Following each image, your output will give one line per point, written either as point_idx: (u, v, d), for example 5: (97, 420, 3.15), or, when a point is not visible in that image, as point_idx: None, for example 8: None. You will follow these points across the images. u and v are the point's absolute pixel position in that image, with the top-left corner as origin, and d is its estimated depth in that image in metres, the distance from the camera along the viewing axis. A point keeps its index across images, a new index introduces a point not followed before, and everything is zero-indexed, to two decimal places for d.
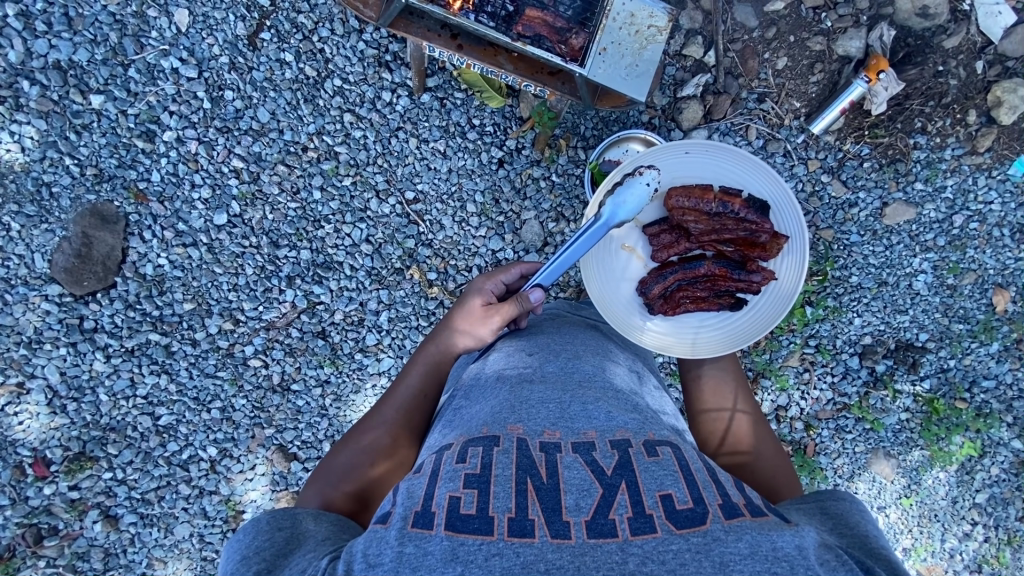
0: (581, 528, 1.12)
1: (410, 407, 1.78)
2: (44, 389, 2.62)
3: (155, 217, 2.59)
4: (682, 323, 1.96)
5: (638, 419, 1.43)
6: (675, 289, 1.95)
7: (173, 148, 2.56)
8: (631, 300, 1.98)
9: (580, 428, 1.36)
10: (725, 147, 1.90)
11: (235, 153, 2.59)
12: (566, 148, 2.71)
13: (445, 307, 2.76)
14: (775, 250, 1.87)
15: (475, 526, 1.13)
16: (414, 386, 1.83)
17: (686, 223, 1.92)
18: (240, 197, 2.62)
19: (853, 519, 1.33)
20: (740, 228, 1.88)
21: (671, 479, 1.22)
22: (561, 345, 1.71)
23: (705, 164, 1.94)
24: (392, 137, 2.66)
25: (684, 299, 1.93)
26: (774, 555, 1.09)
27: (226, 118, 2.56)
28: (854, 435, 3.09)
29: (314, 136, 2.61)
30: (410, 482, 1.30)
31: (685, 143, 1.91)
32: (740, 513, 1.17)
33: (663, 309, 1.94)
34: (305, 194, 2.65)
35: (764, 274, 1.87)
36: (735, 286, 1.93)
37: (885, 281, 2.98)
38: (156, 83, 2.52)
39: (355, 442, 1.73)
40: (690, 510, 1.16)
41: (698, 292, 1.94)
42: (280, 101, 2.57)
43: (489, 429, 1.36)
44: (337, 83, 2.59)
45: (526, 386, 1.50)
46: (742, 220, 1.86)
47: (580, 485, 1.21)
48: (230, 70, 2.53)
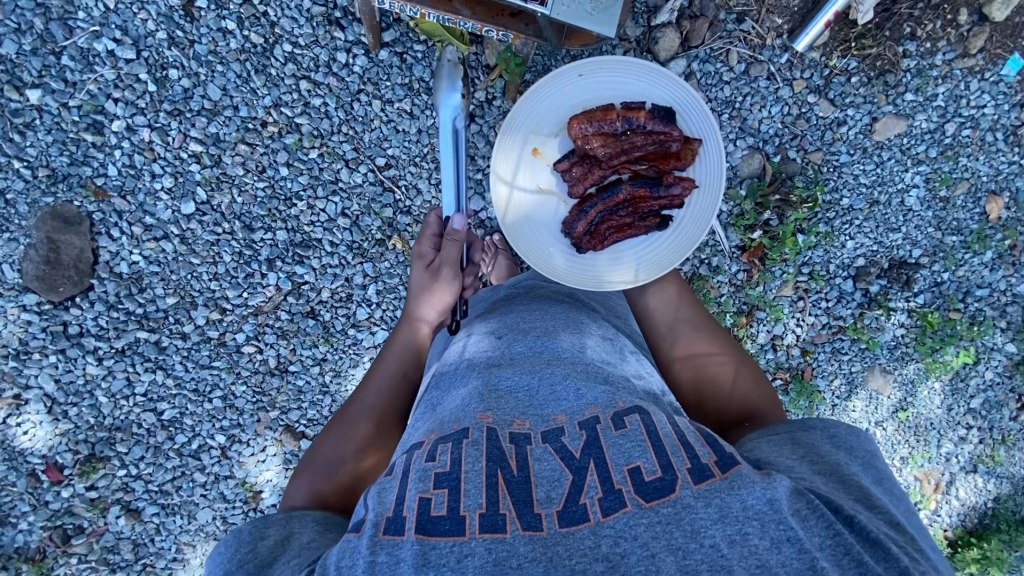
0: (553, 519, 1.19)
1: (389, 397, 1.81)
2: (41, 398, 2.61)
3: (120, 214, 2.47)
4: (613, 250, 2.12)
5: (608, 389, 1.45)
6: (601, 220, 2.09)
7: (124, 139, 2.40)
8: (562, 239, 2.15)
9: (549, 414, 1.39)
10: (616, 60, 2.01)
11: (191, 137, 2.44)
12: None
13: None
14: (688, 156, 2.03)
15: (447, 528, 1.19)
16: (392, 369, 1.87)
17: (595, 149, 2.06)
18: (204, 183, 2.50)
19: (824, 449, 1.38)
20: (649, 140, 2.01)
21: (639, 451, 1.27)
22: (531, 322, 1.69)
23: (602, 88, 2.08)
24: (354, 102, 2.51)
25: (609, 228, 2.08)
26: (744, 515, 1.15)
27: (174, 99, 2.39)
28: (850, 355, 3.12)
29: (272, 109, 2.47)
30: (381, 486, 1.34)
31: (578, 67, 2.04)
32: (708, 476, 1.22)
33: (592, 244, 2.09)
34: (272, 171, 2.53)
35: (680, 181, 2.02)
36: (657, 202, 2.05)
37: (877, 200, 2.91)
38: (94, 69, 2.33)
39: (343, 430, 1.77)
40: (659, 480, 1.22)
41: (621, 218, 2.08)
42: (230, 75, 2.40)
43: (457, 422, 1.37)
44: (287, 48, 2.41)
45: (493, 373, 1.50)
46: (650, 133, 2.00)
47: (551, 475, 1.26)
48: (170, 46, 2.34)
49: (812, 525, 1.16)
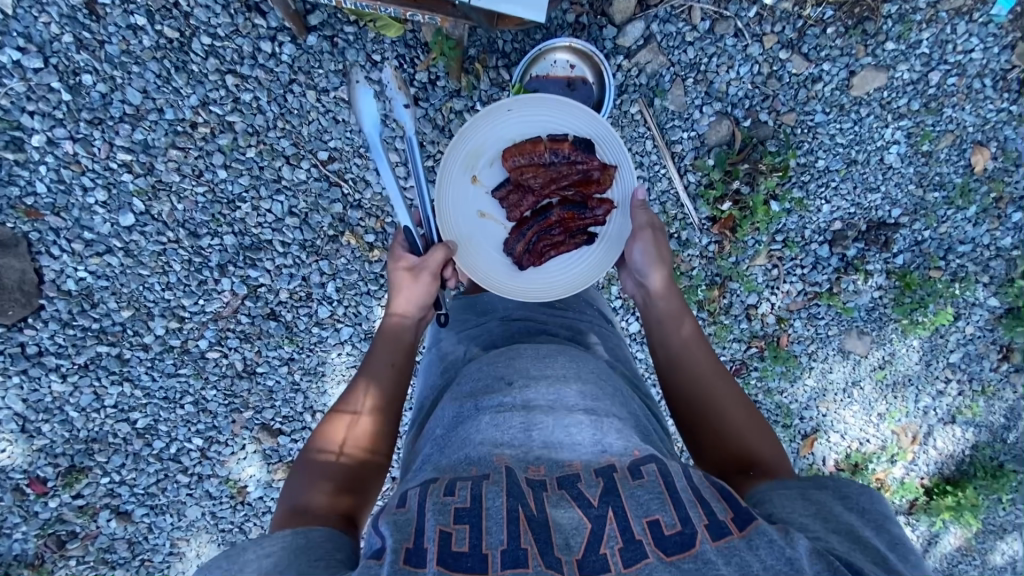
0: (572, 567, 1.16)
1: (386, 385, 1.77)
2: (13, 418, 2.63)
3: (57, 231, 2.38)
4: (551, 270, 2.11)
5: (622, 437, 1.41)
6: (536, 242, 2.09)
7: (47, 153, 2.27)
8: (503, 262, 2.10)
9: (565, 459, 1.34)
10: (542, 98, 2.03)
11: (117, 145, 2.30)
12: (485, 71, 2.39)
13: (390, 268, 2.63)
14: (609, 182, 2.06)
15: (469, 565, 1.16)
16: (385, 369, 1.79)
17: (527, 178, 2.07)
18: (139, 192, 2.37)
19: (837, 509, 1.33)
20: (574, 170, 2.06)
21: (658, 502, 1.24)
22: (547, 356, 1.62)
23: (530, 119, 2.08)
24: (286, 94, 2.34)
25: (546, 248, 2.09)
26: (763, 574, 1.13)
27: (93, 107, 2.24)
28: (827, 320, 3.06)
29: (200, 109, 2.30)
30: (397, 513, 1.28)
31: (506, 101, 2.02)
32: (727, 532, 1.20)
33: (531, 262, 2.09)
34: (210, 174, 2.40)
35: (605, 206, 2.05)
36: (585, 223, 2.08)
37: (855, 159, 2.75)
38: (2, 82, 2.18)
39: (339, 437, 1.68)
40: (678, 534, 1.19)
41: (554, 240, 2.09)
42: (149, 76, 2.23)
43: (476, 460, 1.35)
44: (206, 41, 2.22)
45: (506, 411, 1.45)
46: (573, 162, 2.04)
47: (568, 522, 1.23)
48: (79, 50, 2.17)
49: None
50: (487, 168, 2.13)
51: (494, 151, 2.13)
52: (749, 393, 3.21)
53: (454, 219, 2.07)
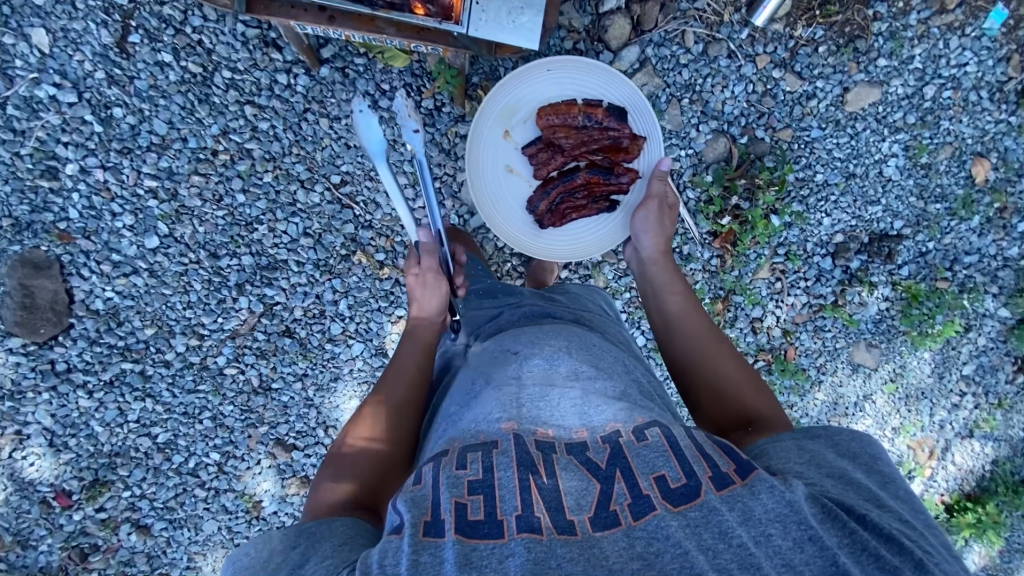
0: (585, 524, 1.20)
1: (412, 380, 1.85)
2: (41, 432, 2.75)
3: (87, 254, 2.52)
4: (569, 225, 2.45)
5: (626, 404, 1.49)
6: (559, 200, 2.36)
7: (80, 182, 2.42)
8: (528, 215, 2.44)
9: (571, 426, 1.41)
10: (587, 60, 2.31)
11: (144, 173, 2.45)
12: (487, 97, 2.52)
13: (400, 285, 2.74)
14: (635, 152, 2.32)
15: (485, 532, 1.19)
16: (410, 366, 1.88)
17: (559, 138, 2.33)
18: (164, 217, 2.52)
19: (828, 456, 1.37)
20: (604, 135, 2.31)
21: (663, 459, 1.29)
22: (554, 334, 1.70)
23: (567, 83, 2.34)
24: (301, 122, 2.48)
25: (567, 210, 2.37)
26: (769, 517, 1.17)
27: (123, 137, 2.39)
28: (833, 332, 3.06)
29: (221, 138, 2.45)
30: (413, 490, 1.32)
31: (547, 62, 2.30)
32: (730, 482, 1.25)
33: (552, 220, 2.41)
34: (229, 199, 2.54)
35: (630, 173, 2.30)
36: (608, 189, 2.34)
37: (853, 173, 2.79)
38: (39, 115, 2.32)
39: (373, 426, 1.76)
40: (684, 486, 1.24)
41: (577, 201, 2.35)
42: (174, 108, 2.38)
43: (485, 434, 1.40)
44: (227, 74, 2.37)
45: (514, 385, 1.52)
46: (606, 128, 2.30)
47: (578, 483, 1.27)
48: (110, 85, 2.32)
49: (834, 527, 1.17)
50: (523, 125, 2.38)
51: (528, 109, 2.38)
52: None
53: (486, 167, 2.38)
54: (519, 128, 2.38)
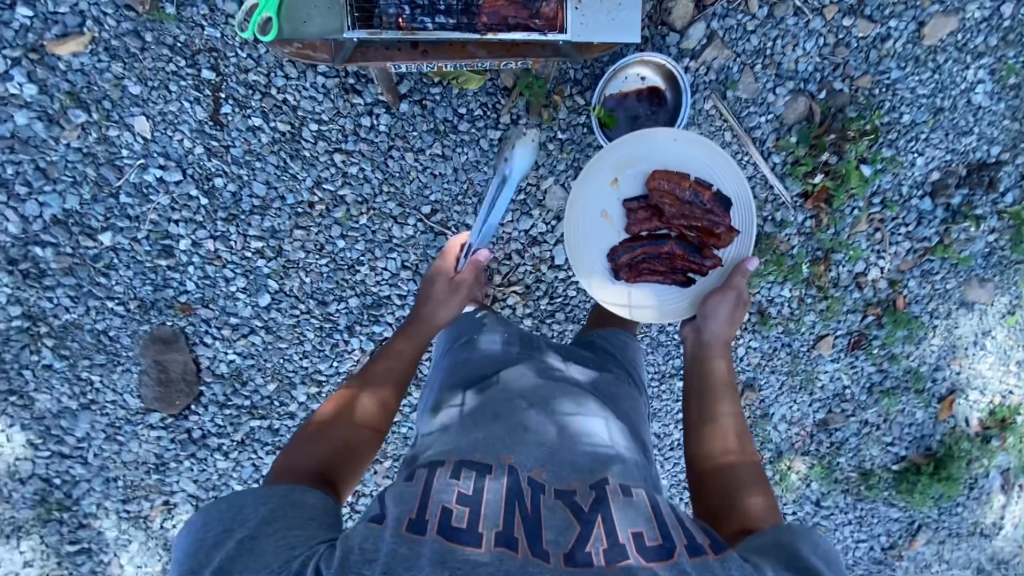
0: (558, 558, 1.32)
1: (400, 373, 1.98)
2: (187, 500, 2.75)
3: (208, 322, 2.60)
4: (638, 289, 2.34)
5: (603, 447, 1.62)
6: (638, 257, 2.29)
7: (193, 254, 2.51)
8: (602, 263, 2.35)
9: (570, 466, 1.54)
10: (732, 185, 2.26)
11: (250, 236, 2.53)
12: (563, 101, 2.54)
13: (499, 301, 2.77)
14: (727, 242, 2.22)
15: (465, 538, 1.33)
16: (406, 359, 2.01)
17: (663, 204, 2.25)
18: (273, 274, 2.60)
19: (802, 548, 1.42)
20: (706, 216, 2.22)
21: (642, 519, 1.42)
22: (575, 369, 1.92)
23: (687, 153, 2.29)
24: (388, 159, 2.53)
25: (645, 270, 2.29)
26: None
27: (227, 205, 2.47)
28: (942, 274, 2.95)
29: (315, 189, 2.52)
30: (401, 488, 1.45)
31: (675, 131, 2.26)
32: (703, 552, 1.38)
33: (626, 275, 2.31)
34: (330, 246, 2.60)
35: (715, 263, 2.23)
36: (689, 266, 2.26)
37: (941, 107, 2.71)
38: (150, 199, 2.42)
39: (368, 414, 1.86)
40: (658, 546, 1.37)
41: (655, 265, 2.29)
42: (270, 169, 2.46)
43: (485, 454, 1.54)
44: (314, 127, 2.44)
45: (529, 413, 1.68)
46: (708, 212, 2.22)
47: (561, 524, 1.39)
48: (210, 157, 2.40)
49: None
50: (629, 177, 2.32)
51: (643, 165, 2.32)
52: (873, 363, 3.09)
53: (584, 196, 2.33)
54: (626, 179, 2.32)
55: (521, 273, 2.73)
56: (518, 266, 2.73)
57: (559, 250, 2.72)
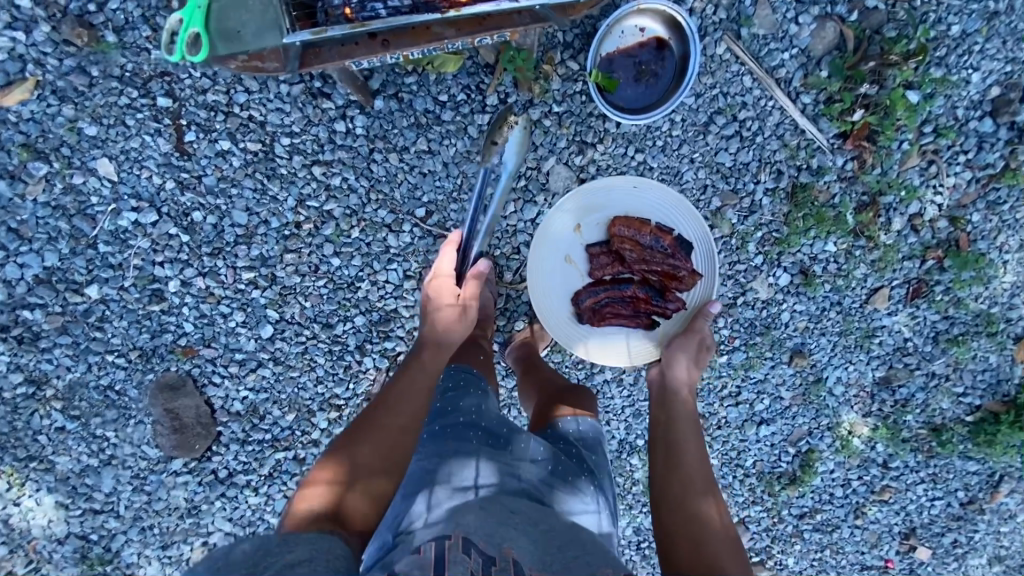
0: None
1: (412, 389, 1.72)
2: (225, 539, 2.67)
3: (213, 361, 2.48)
4: (602, 332, 2.31)
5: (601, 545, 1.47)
6: (605, 301, 2.25)
7: (185, 295, 2.37)
8: (568, 309, 2.31)
9: (574, 557, 1.39)
10: (694, 215, 2.22)
11: (240, 267, 2.36)
12: (555, 70, 2.26)
13: (512, 298, 2.57)
14: (689, 283, 2.19)
15: None
16: (419, 376, 1.75)
17: (624, 249, 2.21)
18: (271, 303, 2.44)
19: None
20: (666, 261, 2.19)
21: None
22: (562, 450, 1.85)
23: (645, 200, 2.25)
24: (372, 163, 2.32)
25: (609, 314, 2.25)
26: None
27: (209, 239, 2.30)
28: (1013, 202, 2.57)
29: (299, 207, 2.33)
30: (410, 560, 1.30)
31: (634, 179, 2.24)
32: None
33: (591, 319, 2.27)
34: (326, 265, 2.43)
35: (677, 305, 2.20)
36: (654, 310, 2.23)
37: (995, 11, 2.34)
38: (130, 244, 2.27)
39: (378, 444, 1.61)
40: None
41: (620, 307, 2.24)
42: (248, 193, 2.27)
43: (489, 540, 1.37)
44: (287, 141, 2.23)
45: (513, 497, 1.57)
46: (669, 255, 2.18)
47: None
48: (183, 191, 2.22)
49: None
50: (594, 224, 2.29)
51: (603, 212, 2.28)
52: (938, 310, 2.74)
53: (549, 244, 2.29)
54: (592, 227, 2.29)
55: None
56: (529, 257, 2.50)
57: None
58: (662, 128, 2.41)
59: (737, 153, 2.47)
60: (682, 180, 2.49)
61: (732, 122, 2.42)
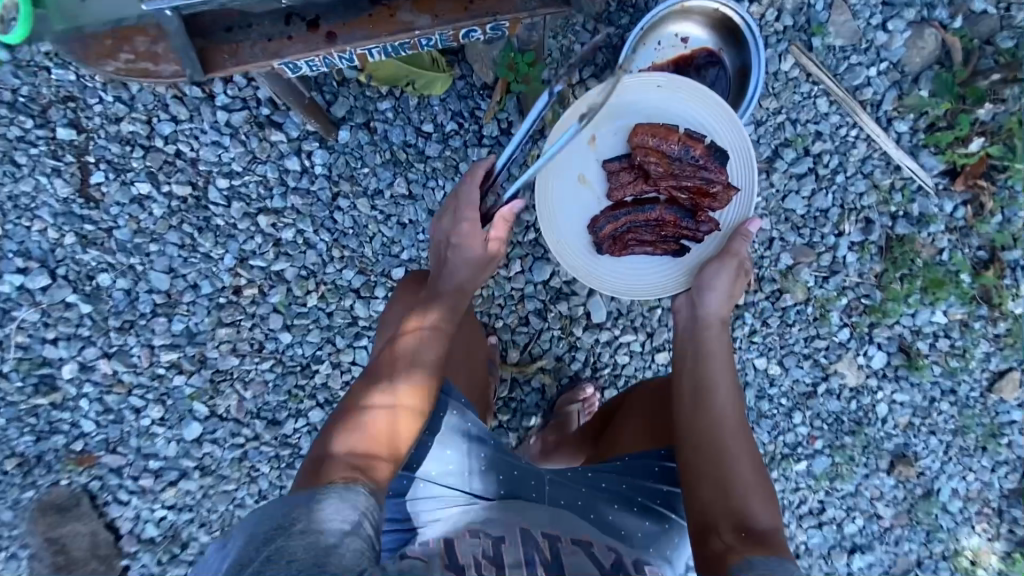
0: None
1: (444, 327, 1.35)
2: None
3: (119, 471, 1.86)
4: (622, 268, 1.60)
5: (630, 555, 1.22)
6: (626, 228, 1.55)
7: (84, 383, 1.79)
8: (579, 240, 1.58)
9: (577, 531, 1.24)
10: (729, 114, 1.50)
11: (158, 346, 1.80)
12: (572, 91, 1.73)
13: (520, 384, 2.00)
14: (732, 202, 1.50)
15: None
16: (445, 323, 1.35)
17: (651, 162, 1.49)
18: (198, 394, 1.84)
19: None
20: (703, 175, 1.48)
21: None
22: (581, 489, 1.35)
23: (683, 95, 1.52)
24: (334, 212, 1.78)
25: (633, 244, 1.55)
26: None
27: (119, 309, 1.76)
28: None
29: (239, 268, 1.79)
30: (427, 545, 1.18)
31: (660, 74, 1.50)
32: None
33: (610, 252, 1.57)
34: (273, 344, 1.85)
35: (715, 226, 1.51)
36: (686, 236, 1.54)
37: None
38: (14, 317, 1.74)
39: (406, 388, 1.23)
40: None
41: (645, 234, 1.54)
42: (171, 250, 1.74)
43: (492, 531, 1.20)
44: (223, 183, 1.72)
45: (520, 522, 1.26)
46: (702, 168, 1.47)
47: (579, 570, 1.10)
48: (85, 248, 1.70)
49: None
50: (612, 130, 1.55)
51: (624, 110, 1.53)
52: None
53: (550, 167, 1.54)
54: (609, 135, 1.55)
55: (546, 341, 1.96)
56: (542, 330, 1.95)
57: (594, 301, 1.93)
58: None
59: (813, 197, 1.89)
60: None
61: (804, 156, 1.86)
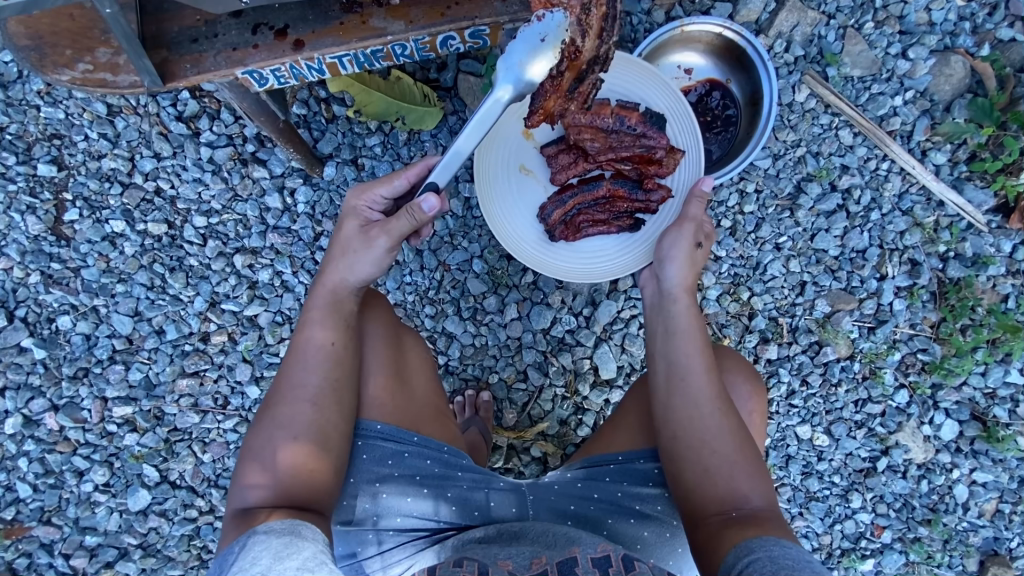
0: None
1: (331, 344, 1.06)
2: None
3: (51, 547, 1.61)
4: (585, 253, 1.43)
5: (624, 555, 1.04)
6: (575, 211, 1.38)
7: (26, 439, 1.61)
8: (531, 231, 1.43)
9: (562, 547, 1.02)
10: (657, 75, 1.35)
11: (112, 398, 1.62)
12: None
13: (517, 452, 1.73)
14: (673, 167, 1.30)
15: None
16: (320, 336, 1.06)
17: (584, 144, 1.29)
18: (148, 456, 1.62)
19: (793, 552, 0.86)
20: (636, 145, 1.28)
21: None
22: (568, 486, 1.21)
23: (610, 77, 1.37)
24: (315, 251, 1.63)
25: (587, 224, 1.38)
26: None
27: (75, 356, 1.61)
28: None
29: (208, 312, 1.63)
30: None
31: None
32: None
33: (564, 236, 1.40)
34: (238, 399, 1.64)
35: (666, 194, 1.33)
36: (633, 206, 1.36)
37: None
38: None
39: (304, 419, 1.00)
40: None
41: (595, 215, 1.38)
42: (138, 292, 1.62)
43: (471, 553, 1.01)
44: (200, 221, 1.62)
45: (493, 536, 1.10)
46: (641, 135, 1.22)
47: None
48: (49, 288, 1.60)
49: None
50: None
51: None
52: None
53: (485, 174, 1.40)
54: (540, 123, 1.41)
55: (548, 401, 1.70)
56: (543, 387, 1.71)
57: (602, 354, 1.69)
58: (729, 203, 1.69)
59: (846, 237, 1.68)
60: (766, 274, 1.70)
61: (831, 192, 1.68)
